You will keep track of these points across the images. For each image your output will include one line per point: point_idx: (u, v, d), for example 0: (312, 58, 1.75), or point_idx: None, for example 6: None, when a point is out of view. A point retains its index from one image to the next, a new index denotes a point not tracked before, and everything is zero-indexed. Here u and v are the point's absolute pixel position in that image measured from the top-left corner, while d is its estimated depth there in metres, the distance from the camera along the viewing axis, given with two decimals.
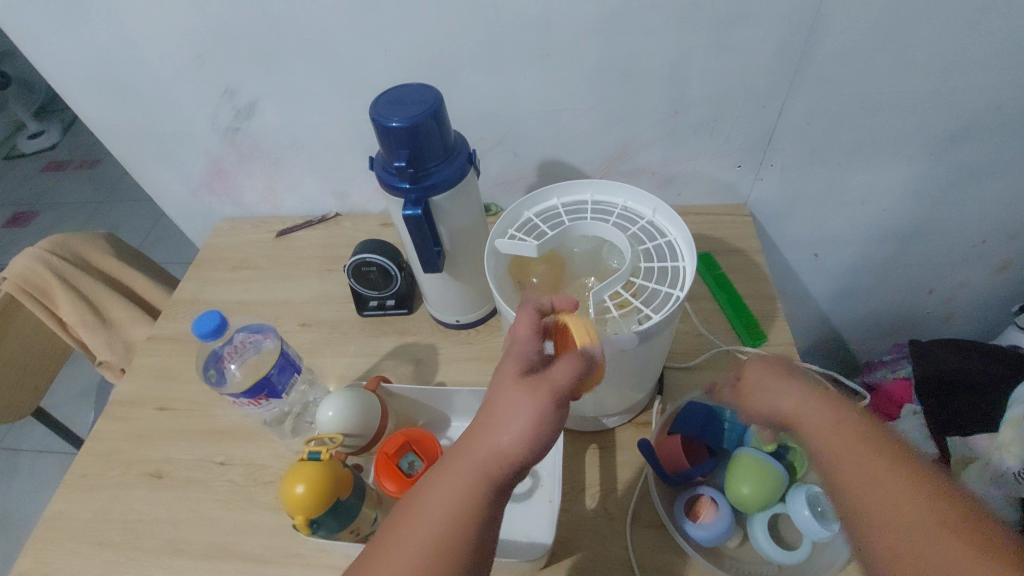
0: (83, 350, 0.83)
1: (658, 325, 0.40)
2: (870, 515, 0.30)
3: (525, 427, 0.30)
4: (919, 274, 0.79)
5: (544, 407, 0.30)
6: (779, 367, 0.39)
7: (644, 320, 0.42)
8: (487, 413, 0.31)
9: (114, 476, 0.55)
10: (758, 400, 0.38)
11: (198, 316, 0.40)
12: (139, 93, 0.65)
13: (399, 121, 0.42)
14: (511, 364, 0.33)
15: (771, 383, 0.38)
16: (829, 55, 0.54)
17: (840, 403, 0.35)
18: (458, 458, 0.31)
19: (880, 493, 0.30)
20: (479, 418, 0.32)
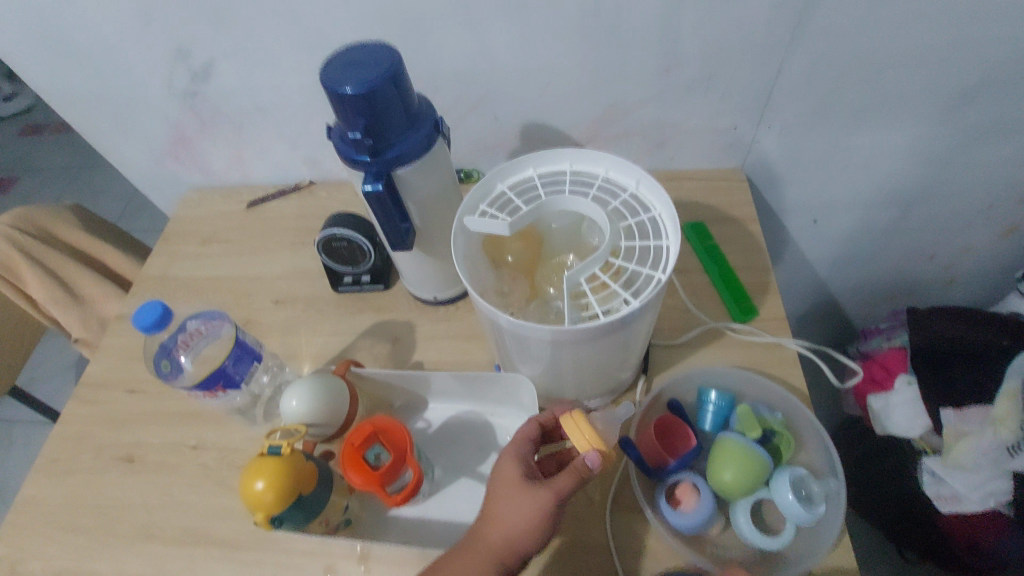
0: (57, 326, 0.80)
1: (638, 310, 0.38)
2: None
3: (528, 525, 0.36)
4: (921, 240, 0.76)
5: (543, 509, 0.36)
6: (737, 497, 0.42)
7: (623, 305, 0.39)
8: (497, 511, 0.37)
9: (85, 460, 0.54)
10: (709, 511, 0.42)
11: (138, 307, 0.37)
12: (86, 54, 0.60)
13: (352, 88, 0.38)
14: (516, 471, 0.38)
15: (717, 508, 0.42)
16: (835, 3, 0.49)
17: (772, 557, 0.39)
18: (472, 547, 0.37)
19: None
20: (491, 516, 0.38)
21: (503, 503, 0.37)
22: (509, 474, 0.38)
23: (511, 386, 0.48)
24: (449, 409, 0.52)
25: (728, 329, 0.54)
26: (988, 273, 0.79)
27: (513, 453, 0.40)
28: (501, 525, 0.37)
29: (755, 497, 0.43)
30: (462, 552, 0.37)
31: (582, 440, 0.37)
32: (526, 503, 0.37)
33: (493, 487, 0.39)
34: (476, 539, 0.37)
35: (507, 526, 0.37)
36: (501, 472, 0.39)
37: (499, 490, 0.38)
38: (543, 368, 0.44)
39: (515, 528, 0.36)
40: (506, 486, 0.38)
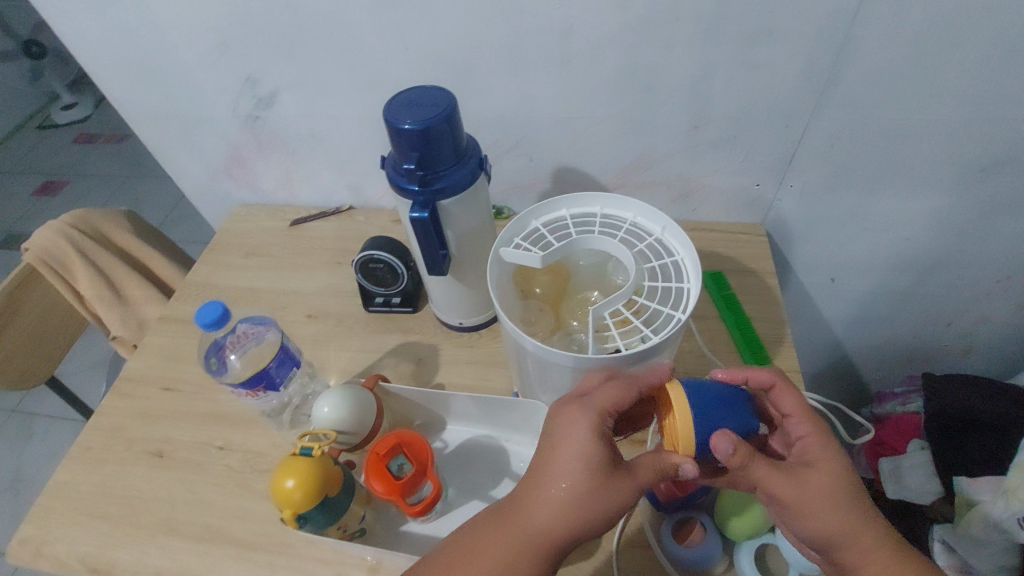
0: (98, 324, 0.84)
1: (657, 346, 0.40)
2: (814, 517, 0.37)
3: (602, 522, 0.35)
4: (938, 306, 0.77)
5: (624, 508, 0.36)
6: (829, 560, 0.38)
7: (643, 340, 0.42)
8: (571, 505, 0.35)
9: (117, 451, 0.56)
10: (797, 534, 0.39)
11: (202, 306, 0.40)
12: (164, 76, 0.67)
13: (411, 124, 0.42)
14: (591, 455, 0.35)
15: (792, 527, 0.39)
16: (856, 78, 0.53)
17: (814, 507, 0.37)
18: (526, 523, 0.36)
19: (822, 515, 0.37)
20: (555, 494, 0.35)
21: (567, 487, 0.35)
22: (585, 458, 0.35)
23: (528, 413, 0.50)
24: (466, 431, 0.54)
25: None
26: (1006, 344, 0.80)
27: (591, 430, 0.36)
28: (565, 511, 0.35)
29: (760, 541, 0.44)
30: (505, 532, 0.36)
31: (684, 424, 0.37)
32: (596, 501, 0.35)
33: (561, 464, 0.35)
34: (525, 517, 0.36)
35: (575, 514, 0.35)
36: (573, 452, 0.36)
37: (574, 470, 0.35)
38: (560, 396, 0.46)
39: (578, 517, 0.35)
40: (574, 472, 0.35)
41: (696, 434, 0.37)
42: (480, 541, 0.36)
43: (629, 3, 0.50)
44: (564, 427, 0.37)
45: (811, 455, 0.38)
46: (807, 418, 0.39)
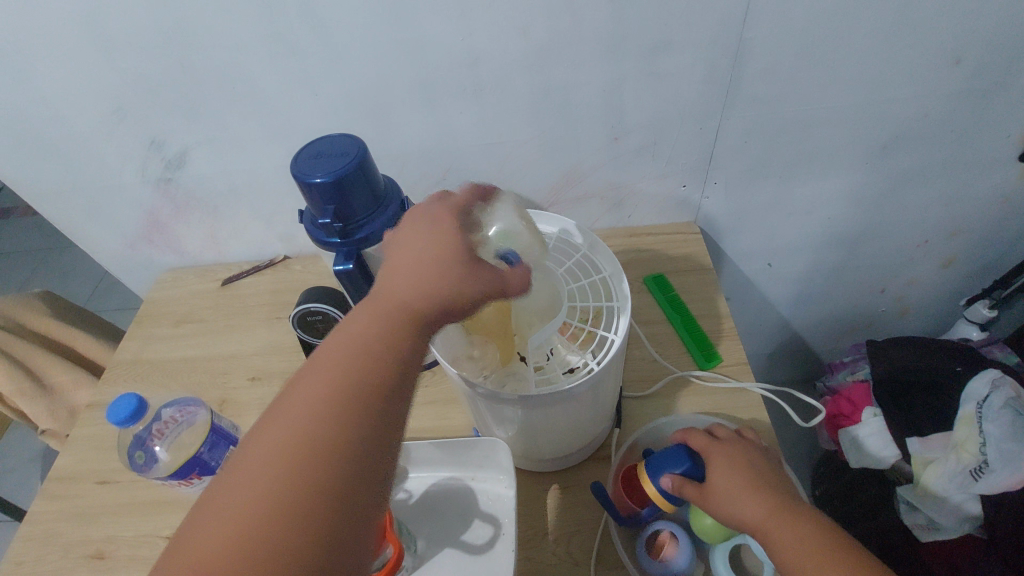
0: (23, 420, 0.78)
1: (600, 372, 0.40)
2: (734, 492, 0.40)
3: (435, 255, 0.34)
4: (870, 275, 0.80)
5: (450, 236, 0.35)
6: (788, 534, 0.37)
7: (586, 366, 0.42)
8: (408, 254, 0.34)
9: (52, 561, 0.52)
10: (731, 510, 0.40)
11: (115, 399, 0.38)
12: (60, 149, 0.62)
13: (322, 177, 0.40)
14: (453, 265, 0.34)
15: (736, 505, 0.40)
16: (758, 76, 0.55)
17: (748, 483, 0.40)
18: (310, 398, 0.29)
19: (740, 491, 0.40)
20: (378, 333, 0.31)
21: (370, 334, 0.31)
22: (423, 255, 0.34)
23: (488, 451, 0.49)
24: (430, 477, 0.52)
25: (694, 376, 0.56)
26: (935, 301, 0.85)
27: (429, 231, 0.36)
28: (363, 355, 0.30)
29: (732, 542, 0.44)
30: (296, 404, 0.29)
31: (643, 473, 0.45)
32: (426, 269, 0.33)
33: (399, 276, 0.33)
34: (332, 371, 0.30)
35: (381, 313, 0.32)
36: (396, 288, 0.33)
37: (379, 313, 0.32)
38: (516, 430, 0.46)
39: (384, 355, 0.31)
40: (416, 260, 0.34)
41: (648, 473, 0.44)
42: (276, 425, 0.28)
43: (530, 28, 0.51)
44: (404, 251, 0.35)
45: (719, 477, 0.41)
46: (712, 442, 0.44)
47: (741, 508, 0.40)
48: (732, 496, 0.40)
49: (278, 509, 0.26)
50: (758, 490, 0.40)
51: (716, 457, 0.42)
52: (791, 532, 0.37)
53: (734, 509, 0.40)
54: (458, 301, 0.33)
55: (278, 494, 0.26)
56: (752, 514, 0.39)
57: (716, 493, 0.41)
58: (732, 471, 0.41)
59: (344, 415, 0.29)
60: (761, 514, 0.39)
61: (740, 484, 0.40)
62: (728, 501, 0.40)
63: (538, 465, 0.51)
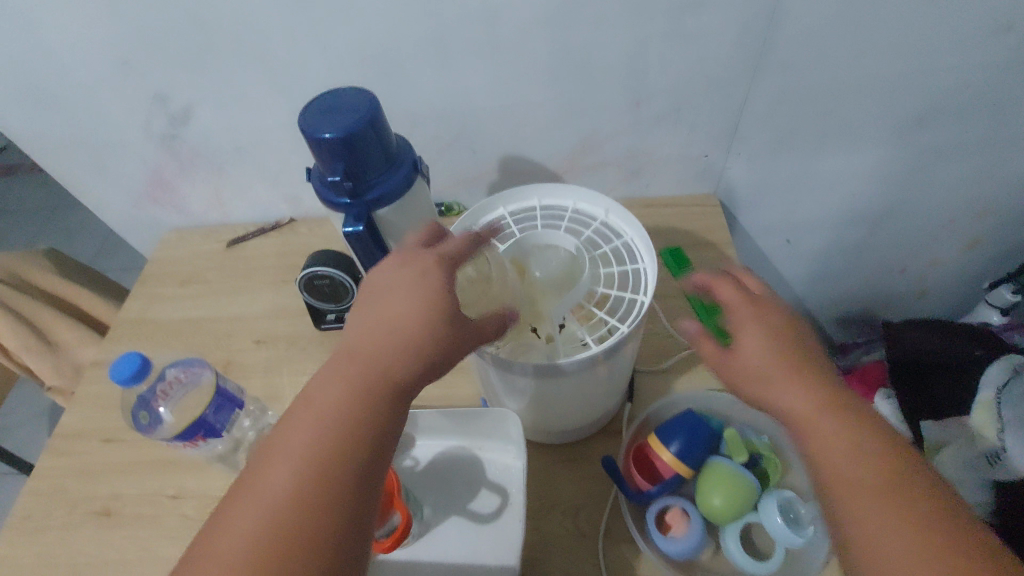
0: (30, 376, 0.78)
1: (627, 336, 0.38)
2: (820, 425, 0.33)
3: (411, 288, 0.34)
4: (893, 255, 0.78)
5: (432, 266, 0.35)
6: (897, 508, 0.29)
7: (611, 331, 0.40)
8: (382, 293, 0.34)
9: (60, 517, 0.52)
10: (813, 447, 0.33)
11: (113, 362, 0.36)
12: (59, 101, 0.60)
13: (331, 133, 0.38)
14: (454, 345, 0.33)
15: (821, 437, 0.33)
16: (793, 40, 0.51)
17: (850, 418, 0.33)
18: (298, 443, 0.30)
19: (829, 422, 0.33)
20: (369, 373, 0.32)
21: (362, 415, 0.31)
22: (400, 292, 0.34)
23: (498, 422, 0.48)
24: (437, 445, 0.51)
25: None
26: (957, 283, 0.83)
27: (412, 293, 0.34)
28: (347, 408, 0.31)
29: (744, 522, 0.44)
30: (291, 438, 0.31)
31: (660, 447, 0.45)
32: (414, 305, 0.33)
33: (381, 307, 0.34)
34: (321, 410, 0.31)
35: (364, 360, 0.32)
36: (389, 362, 0.32)
37: (363, 359, 0.32)
38: (532, 403, 0.45)
39: (376, 393, 0.32)
40: (394, 293, 0.34)
41: (669, 446, 0.44)
42: (275, 462, 0.30)
43: None
44: (389, 284, 0.34)
45: (796, 416, 0.34)
46: (778, 361, 0.35)
47: (826, 444, 0.32)
48: (815, 427, 0.33)
49: (278, 541, 0.28)
50: (852, 427, 0.32)
51: (787, 389, 0.34)
52: (888, 506, 0.30)
53: (816, 445, 0.33)
54: (438, 335, 0.32)
55: (275, 528, 0.28)
56: (836, 456, 0.32)
57: (805, 420, 0.33)
58: (824, 403, 0.34)
59: (336, 450, 0.30)
60: (852, 457, 0.31)
61: (839, 419, 0.33)
62: (818, 434, 0.33)
63: (547, 438, 0.50)
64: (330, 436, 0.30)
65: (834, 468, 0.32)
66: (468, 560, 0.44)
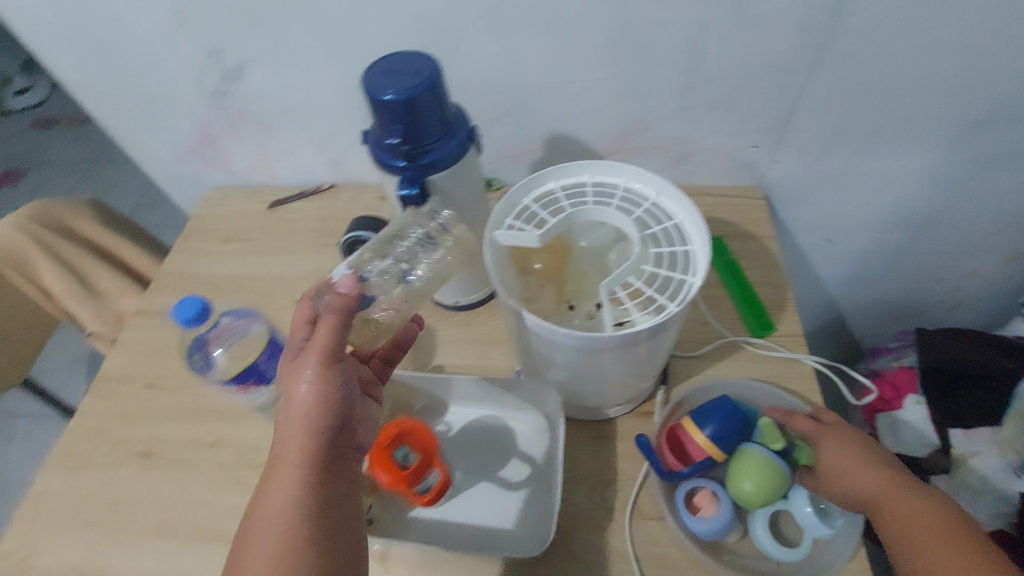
0: (70, 321, 0.80)
1: (676, 316, 0.38)
2: (892, 497, 0.41)
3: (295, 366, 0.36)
4: (933, 261, 0.77)
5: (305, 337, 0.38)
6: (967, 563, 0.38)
7: (659, 309, 0.40)
8: (285, 385, 0.37)
9: (101, 455, 0.54)
10: (884, 511, 0.41)
11: (177, 302, 0.37)
12: (117, 51, 0.61)
13: (393, 94, 0.39)
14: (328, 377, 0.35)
15: (896, 504, 0.41)
16: (858, 31, 0.50)
17: (915, 490, 0.41)
18: (265, 524, 0.33)
19: (899, 495, 0.41)
20: (287, 447, 0.35)
21: (287, 495, 0.34)
22: (289, 373, 0.36)
23: (535, 394, 0.49)
24: (470, 412, 0.52)
25: (746, 343, 0.55)
26: (996, 295, 0.81)
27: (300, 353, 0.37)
28: (288, 479, 0.34)
29: (772, 508, 0.44)
30: (257, 522, 0.34)
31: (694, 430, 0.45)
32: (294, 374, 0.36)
33: (283, 391, 0.37)
34: (267, 494, 0.34)
35: (281, 439, 0.35)
36: (291, 444, 0.35)
37: (283, 439, 0.35)
38: (570, 377, 0.45)
39: (297, 454, 0.34)
40: (286, 374, 0.36)
41: (704, 429, 0.44)
42: (251, 548, 0.33)
43: None
44: (286, 376, 0.37)
45: (874, 489, 0.42)
46: (857, 450, 0.43)
47: (899, 512, 0.41)
48: (888, 501, 0.41)
49: None
50: (917, 498, 0.41)
51: (863, 473, 0.42)
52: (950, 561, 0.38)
53: (894, 512, 0.41)
54: (324, 387, 0.35)
55: None
56: (903, 522, 0.40)
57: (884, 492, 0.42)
58: (891, 476, 0.42)
59: (294, 514, 0.33)
60: (920, 521, 0.40)
61: (903, 491, 0.41)
62: (893, 503, 0.41)
63: (579, 413, 0.51)
64: (286, 507, 0.33)
65: (908, 530, 0.40)
66: (497, 525, 0.46)
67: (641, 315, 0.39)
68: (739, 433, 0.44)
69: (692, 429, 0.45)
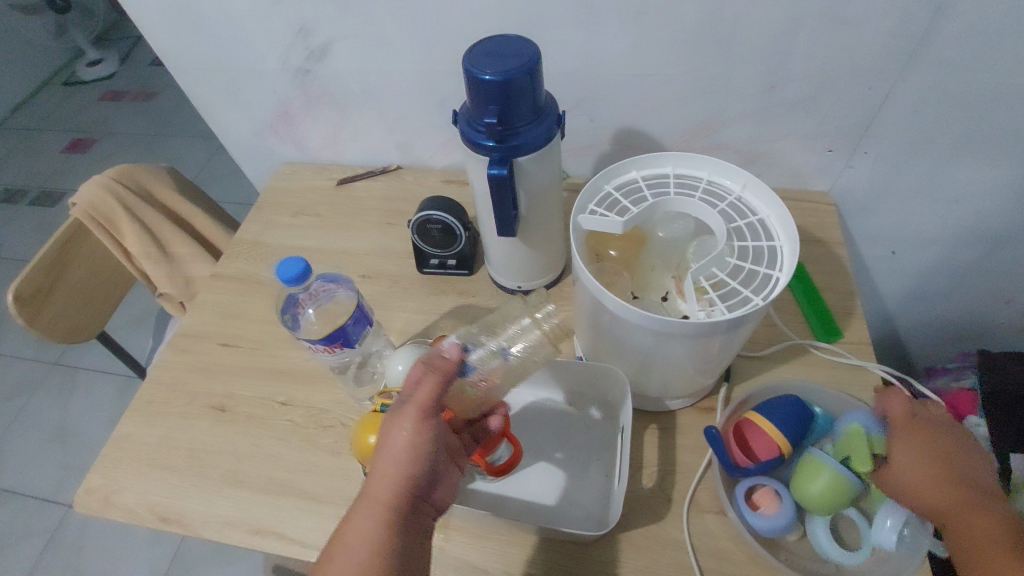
0: (145, 281, 0.84)
1: (763, 308, 0.38)
2: (955, 506, 0.39)
3: (400, 424, 0.36)
4: (1004, 282, 0.74)
5: (413, 408, 0.36)
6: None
7: (743, 302, 0.40)
8: (385, 433, 0.37)
9: (179, 406, 0.57)
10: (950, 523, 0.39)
11: (281, 261, 0.41)
12: (214, 25, 0.64)
13: (492, 75, 0.40)
14: (424, 436, 0.36)
15: (965, 514, 0.38)
16: (955, 38, 0.49)
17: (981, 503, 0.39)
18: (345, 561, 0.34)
19: (963, 504, 0.39)
20: (381, 497, 0.35)
21: (370, 541, 0.34)
22: (394, 430, 0.36)
23: (600, 381, 0.50)
24: (530, 395, 0.53)
25: (812, 346, 0.55)
26: None
27: (407, 411, 0.36)
28: (374, 527, 0.35)
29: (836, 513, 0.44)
30: (339, 550, 0.35)
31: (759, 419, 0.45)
32: (397, 433, 0.36)
33: (383, 435, 0.37)
34: (351, 528, 0.35)
35: (375, 487, 0.36)
36: (379, 486, 0.36)
37: (376, 486, 0.36)
38: (640, 363, 0.46)
39: (386, 508, 0.35)
40: (389, 426, 0.37)
41: (770, 420, 0.45)
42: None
43: None
44: (389, 426, 0.37)
45: (936, 500, 0.39)
46: (935, 463, 0.40)
47: (965, 522, 0.38)
48: (953, 511, 0.39)
49: None
50: (982, 509, 0.38)
51: (934, 484, 0.40)
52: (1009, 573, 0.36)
53: (958, 522, 0.38)
54: (420, 452, 0.36)
55: None
56: (969, 535, 0.38)
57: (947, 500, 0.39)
58: (960, 489, 0.39)
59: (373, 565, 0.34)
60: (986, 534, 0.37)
61: (975, 504, 0.39)
62: (964, 517, 0.38)
63: (640, 403, 0.51)
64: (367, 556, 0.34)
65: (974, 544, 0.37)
66: (555, 503, 0.47)
67: (725, 306, 0.40)
68: (802, 423, 0.44)
69: (757, 421, 0.46)
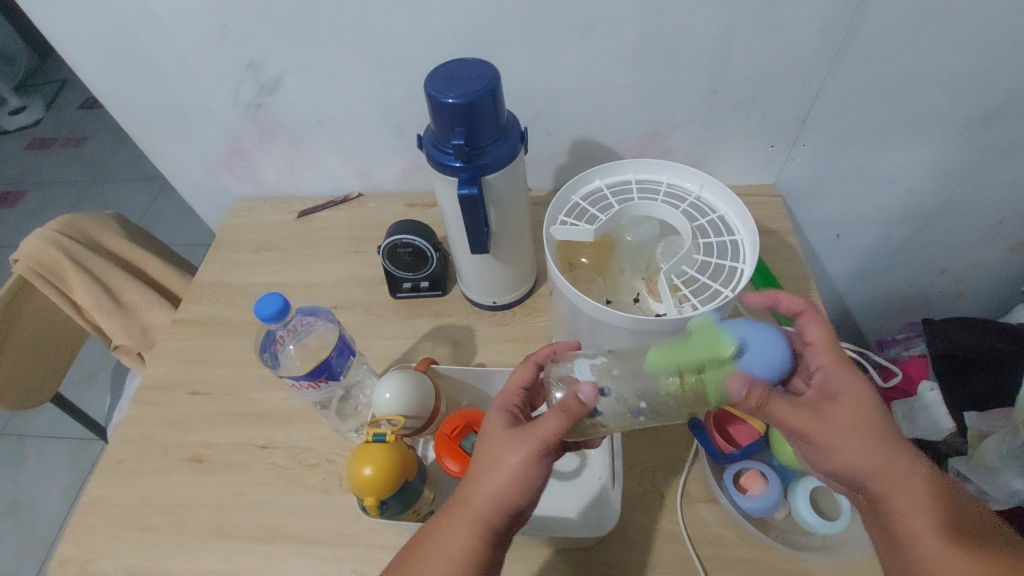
0: (99, 335, 0.80)
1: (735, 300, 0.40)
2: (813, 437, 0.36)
3: (513, 454, 0.36)
4: (937, 254, 0.80)
5: (531, 445, 0.36)
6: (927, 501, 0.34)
7: (716, 295, 0.42)
8: (496, 454, 0.37)
9: (152, 461, 0.54)
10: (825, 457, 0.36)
11: (259, 299, 0.41)
12: (157, 65, 0.63)
13: (455, 98, 0.41)
14: (540, 469, 0.37)
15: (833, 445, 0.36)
16: (873, 35, 0.53)
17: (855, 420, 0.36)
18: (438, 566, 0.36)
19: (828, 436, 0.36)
20: (482, 517, 0.37)
21: (463, 553, 0.36)
22: (506, 458, 0.37)
23: None
24: None
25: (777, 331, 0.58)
26: (996, 286, 0.85)
27: (522, 443, 0.37)
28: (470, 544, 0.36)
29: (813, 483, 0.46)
30: (429, 548, 0.37)
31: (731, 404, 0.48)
32: (513, 464, 0.36)
33: (491, 452, 0.38)
34: (443, 531, 0.37)
35: (474, 503, 0.37)
36: (480, 503, 0.37)
37: (477, 502, 0.37)
38: None
39: (485, 528, 0.37)
40: (501, 449, 0.37)
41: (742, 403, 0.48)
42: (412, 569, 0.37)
43: None
44: (501, 448, 0.37)
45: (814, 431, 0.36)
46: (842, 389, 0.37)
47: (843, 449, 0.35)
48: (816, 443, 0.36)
49: None
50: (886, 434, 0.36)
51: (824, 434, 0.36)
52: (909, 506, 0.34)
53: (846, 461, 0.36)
54: (527, 486, 0.37)
55: None
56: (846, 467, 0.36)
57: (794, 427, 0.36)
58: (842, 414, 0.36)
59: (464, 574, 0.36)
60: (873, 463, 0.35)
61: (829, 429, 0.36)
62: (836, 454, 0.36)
63: None
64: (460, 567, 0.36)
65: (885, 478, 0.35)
66: (554, 513, 0.48)
67: (700, 300, 0.42)
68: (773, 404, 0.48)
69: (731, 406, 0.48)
